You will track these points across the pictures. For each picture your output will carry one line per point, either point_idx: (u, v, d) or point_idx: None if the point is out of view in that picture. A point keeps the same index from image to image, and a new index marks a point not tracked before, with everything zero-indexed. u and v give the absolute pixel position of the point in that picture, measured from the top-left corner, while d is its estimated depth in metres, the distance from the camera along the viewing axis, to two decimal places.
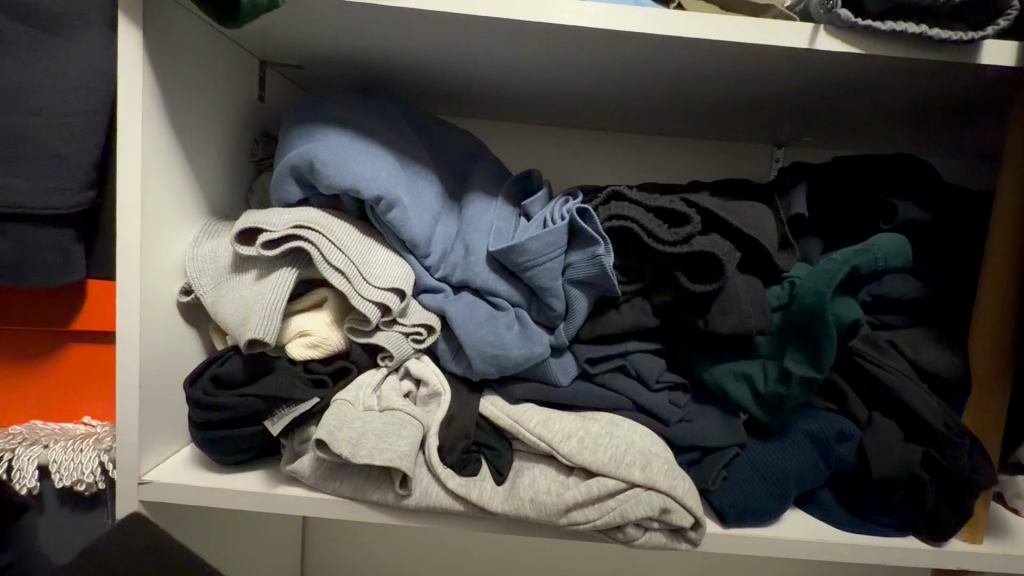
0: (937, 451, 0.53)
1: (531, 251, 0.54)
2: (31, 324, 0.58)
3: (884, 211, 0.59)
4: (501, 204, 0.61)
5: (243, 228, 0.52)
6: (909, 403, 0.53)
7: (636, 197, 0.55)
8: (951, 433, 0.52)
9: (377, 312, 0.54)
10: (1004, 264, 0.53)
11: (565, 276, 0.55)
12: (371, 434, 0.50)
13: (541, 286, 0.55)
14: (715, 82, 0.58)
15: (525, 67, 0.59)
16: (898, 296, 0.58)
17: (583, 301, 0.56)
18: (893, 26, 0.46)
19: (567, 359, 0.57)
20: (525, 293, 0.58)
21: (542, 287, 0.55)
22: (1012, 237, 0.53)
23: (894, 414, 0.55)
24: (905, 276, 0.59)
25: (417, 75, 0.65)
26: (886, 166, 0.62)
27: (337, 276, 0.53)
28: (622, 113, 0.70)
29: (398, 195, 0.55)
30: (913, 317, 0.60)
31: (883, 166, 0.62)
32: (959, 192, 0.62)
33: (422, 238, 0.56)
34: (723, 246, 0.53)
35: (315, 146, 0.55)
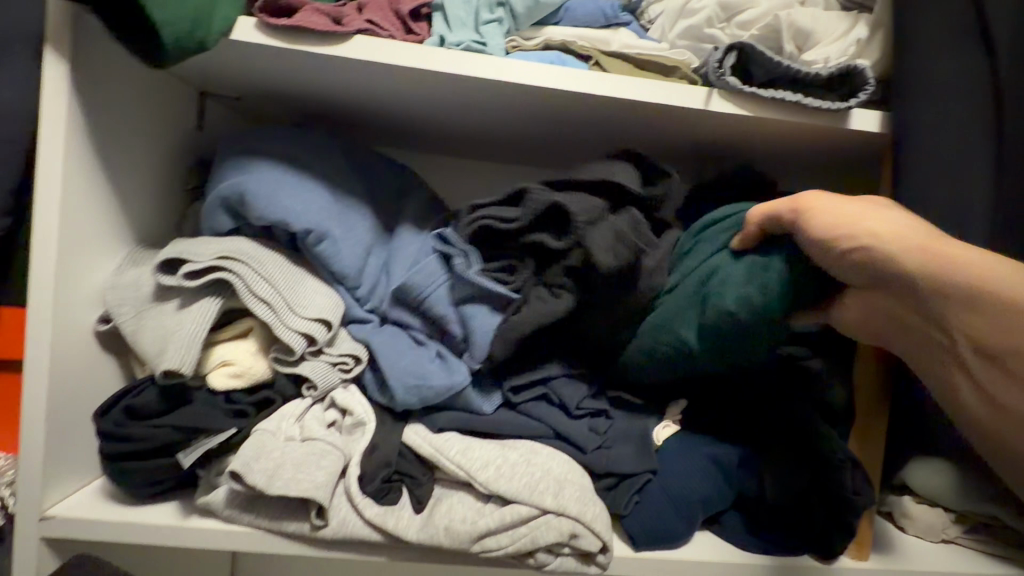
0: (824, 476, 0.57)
1: (414, 285, 0.57)
2: None
3: None
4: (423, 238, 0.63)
5: (168, 258, 0.53)
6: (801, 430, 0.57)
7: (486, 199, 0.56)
8: (836, 460, 0.56)
9: (303, 343, 0.54)
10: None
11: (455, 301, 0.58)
12: (289, 464, 0.51)
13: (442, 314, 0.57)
14: (633, 132, 0.63)
15: (459, 111, 0.62)
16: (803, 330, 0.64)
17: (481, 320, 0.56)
18: (774, 94, 0.53)
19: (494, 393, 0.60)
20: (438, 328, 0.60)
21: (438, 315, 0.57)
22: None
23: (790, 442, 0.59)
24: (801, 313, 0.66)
25: (356, 111, 0.67)
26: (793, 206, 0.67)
27: (261, 307, 0.53)
28: (555, 153, 0.74)
29: (328, 229, 0.57)
30: None
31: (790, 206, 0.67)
32: None
33: (351, 271, 0.58)
34: (582, 204, 0.51)
35: (249, 179, 0.57)
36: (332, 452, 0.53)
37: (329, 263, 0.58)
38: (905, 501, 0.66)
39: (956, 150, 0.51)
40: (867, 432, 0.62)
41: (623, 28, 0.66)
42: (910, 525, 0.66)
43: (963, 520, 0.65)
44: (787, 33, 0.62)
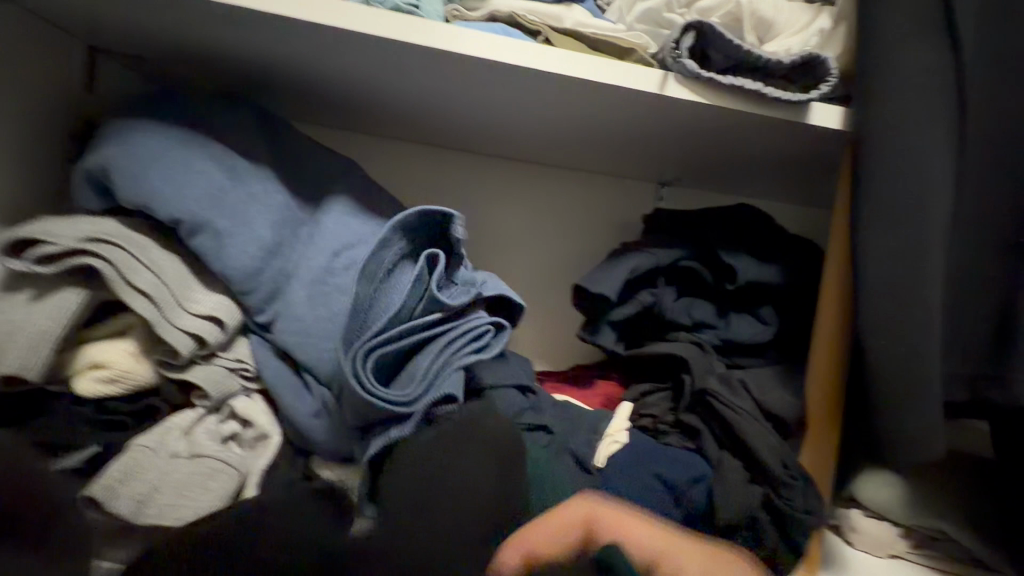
0: (775, 492, 0.54)
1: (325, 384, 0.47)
2: None
3: (727, 273, 0.64)
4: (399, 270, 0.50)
5: (19, 238, 0.43)
6: (752, 445, 0.55)
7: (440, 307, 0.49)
8: (788, 475, 0.54)
9: (191, 345, 0.47)
10: (838, 317, 0.56)
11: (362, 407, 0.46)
12: (167, 487, 0.43)
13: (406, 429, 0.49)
14: (584, 117, 0.58)
15: (391, 82, 0.55)
16: (746, 340, 0.63)
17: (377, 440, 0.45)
18: (733, 82, 0.49)
19: None
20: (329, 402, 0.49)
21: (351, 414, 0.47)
22: (839, 292, 0.57)
23: (741, 455, 0.57)
24: (751, 322, 0.64)
25: (273, 78, 0.59)
26: (729, 219, 0.69)
27: (140, 300, 0.46)
28: (503, 139, 0.68)
29: (210, 221, 0.49)
30: (758, 355, 0.65)
31: (727, 219, 0.69)
32: (793, 244, 0.69)
33: (239, 272, 0.49)
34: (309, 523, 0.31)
35: (133, 155, 0.49)
36: (227, 470, 0.46)
37: (214, 265, 0.49)
38: (852, 514, 0.64)
39: (917, 153, 0.48)
40: (821, 446, 0.59)
41: (578, 5, 0.61)
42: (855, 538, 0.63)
43: (908, 534, 0.63)
44: (748, 21, 0.58)
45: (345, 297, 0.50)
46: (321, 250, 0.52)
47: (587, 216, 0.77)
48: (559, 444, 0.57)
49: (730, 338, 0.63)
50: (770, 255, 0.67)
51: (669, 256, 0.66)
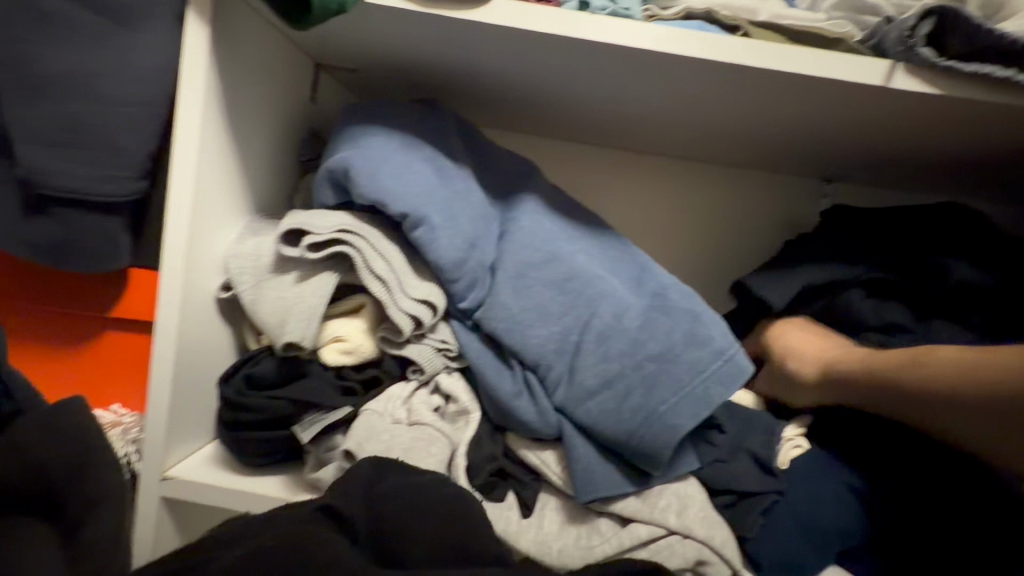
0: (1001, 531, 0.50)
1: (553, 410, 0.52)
2: (67, 309, 0.57)
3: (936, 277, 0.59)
4: (631, 295, 0.55)
5: (289, 228, 0.52)
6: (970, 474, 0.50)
7: (689, 364, 0.50)
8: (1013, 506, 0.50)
9: (412, 326, 0.53)
10: None
11: (584, 434, 0.51)
12: (398, 448, 0.49)
13: (615, 440, 0.50)
14: (777, 112, 0.57)
15: (581, 83, 0.58)
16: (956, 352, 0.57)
17: (604, 473, 0.50)
18: (976, 69, 0.45)
19: (549, 455, 0.52)
20: (538, 410, 0.52)
21: (575, 433, 0.51)
22: None
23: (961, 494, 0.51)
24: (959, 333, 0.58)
25: (466, 85, 0.64)
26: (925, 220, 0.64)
27: (376, 284, 0.52)
28: (672, 137, 0.68)
29: (427, 215, 0.53)
30: None
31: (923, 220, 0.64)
32: (1006, 247, 0.62)
33: (449, 262, 0.53)
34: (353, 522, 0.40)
35: (363, 157, 0.55)
36: (442, 440, 0.51)
37: (429, 254, 0.53)
38: None
39: None
40: None
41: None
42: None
43: None
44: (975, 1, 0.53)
45: (548, 289, 0.54)
46: (521, 245, 0.55)
47: (750, 214, 0.75)
48: (735, 444, 0.55)
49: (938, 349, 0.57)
50: (980, 261, 0.60)
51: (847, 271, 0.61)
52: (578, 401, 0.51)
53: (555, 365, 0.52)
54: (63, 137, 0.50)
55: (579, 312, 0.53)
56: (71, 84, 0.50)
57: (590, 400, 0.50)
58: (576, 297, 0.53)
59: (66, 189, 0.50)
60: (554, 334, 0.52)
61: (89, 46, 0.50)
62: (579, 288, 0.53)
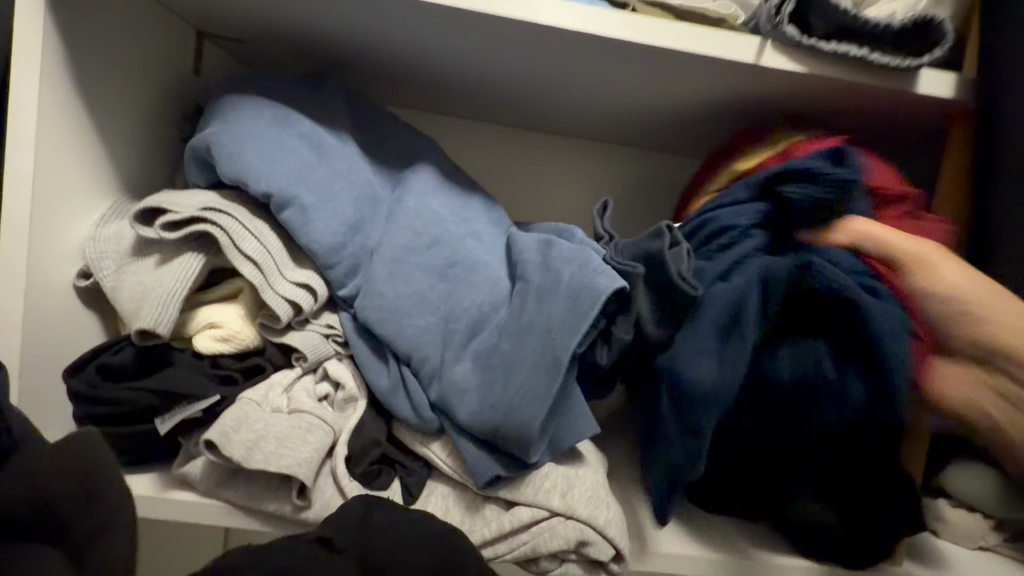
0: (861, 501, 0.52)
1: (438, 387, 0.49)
2: None
3: None
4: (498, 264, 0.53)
5: (147, 207, 0.48)
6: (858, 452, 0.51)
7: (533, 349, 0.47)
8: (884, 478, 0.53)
9: (288, 310, 0.50)
10: None
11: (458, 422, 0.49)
12: (271, 438, 0.46)
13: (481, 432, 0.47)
14: (664, 91, 0.57)
15: (471, 57, 0.56)
16: None
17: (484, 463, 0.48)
18: (836, 48, 0.46)
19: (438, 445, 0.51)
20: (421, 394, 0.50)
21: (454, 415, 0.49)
22: None
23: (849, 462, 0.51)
24: None
25: (354, 57, 0.62)
26: None
27: (247, 266, 0.49)
28: (576, 117, 0.68)
29: (296, 194, 0.50)
30: None
31: None
32: None
33: (324, 246, 0.51)
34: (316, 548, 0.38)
35: (234, 134, 0.52)
36: (322, 427, 0.48)
37: (303, 240, 0.50)
38: (940, 506, 0.59)
39: None
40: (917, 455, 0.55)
41: None
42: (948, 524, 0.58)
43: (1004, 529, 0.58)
44: None
45: (426, 273, 0.51)
46: (402, 226, 0.53)
47: (656, 194, 0.76)
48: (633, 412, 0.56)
49: None
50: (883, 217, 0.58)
51: None
52: (466, 399, 0.48)
53: (436, 359, 0.50)
54: None
55: (461, 297, 0.51)
56: None
57: (462, 381, 0.48)
58: (459, 283, 0.51)
59: None
60: (434, 324, 0.50)
61: None
62: (462, 273, 0.52)
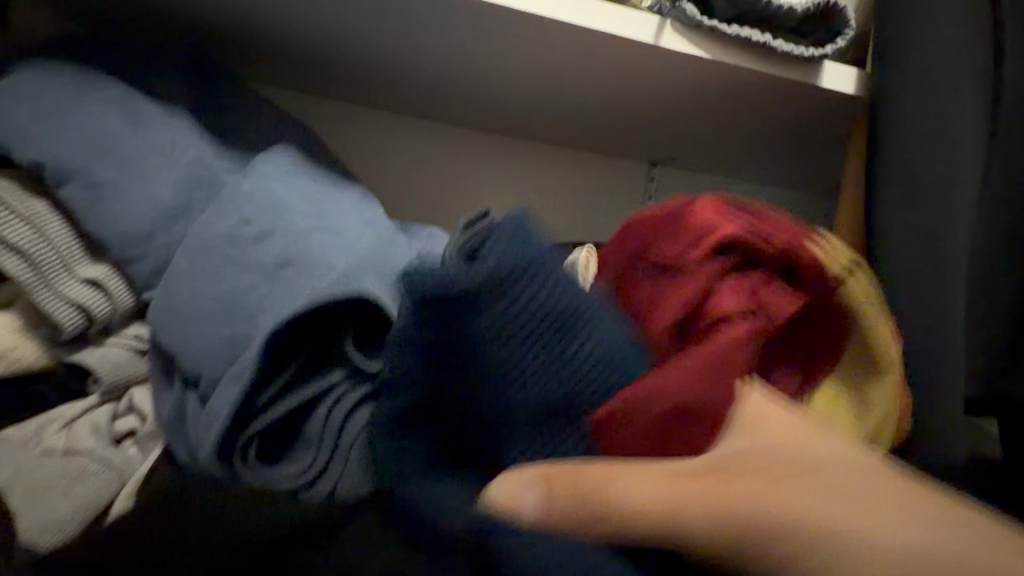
0: None
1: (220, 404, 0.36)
2: None
3: None
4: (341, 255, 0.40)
5: None
6: None
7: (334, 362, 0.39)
8: None
9: (70, 317, 0.39)
10: None
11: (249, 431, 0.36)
12: (18, 486, 0.35)
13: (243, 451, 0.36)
14: (569, 75, 0.52)
15: (349, 26, 0.48)
16: None
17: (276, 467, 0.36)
18: (738, 33, 0.43)
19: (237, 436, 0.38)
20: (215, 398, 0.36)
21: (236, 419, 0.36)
22: None
23: None
24: None
25: (212, 23, 0.51)
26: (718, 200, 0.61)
27: (13, 259, 0.38)
28: (482, 104, 0.61)
29: (85, 176, 0.40)
30: None
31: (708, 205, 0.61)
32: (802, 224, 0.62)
33: (122, 240, 0.40)
34: None
35: (19, 94, 0.41)
36: (102, 471, 0.37)
37: (85, 227, 0.40)
38: None
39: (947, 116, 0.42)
40: None
41: None
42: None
43: None
44: None
45: (242, 268, 0.39)
46: (225, 210, 0.41)
47: (569, 195, 0.71)
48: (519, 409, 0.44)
49: None
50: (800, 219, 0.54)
51: None
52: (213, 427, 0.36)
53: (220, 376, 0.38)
54: None
55: (273, 306, 0.38)
56: None
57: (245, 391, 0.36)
58: (283, 288, 0.39)
59: None
60: (225, 333, 0.38)
61: None
62: (294, 275, 0.39)
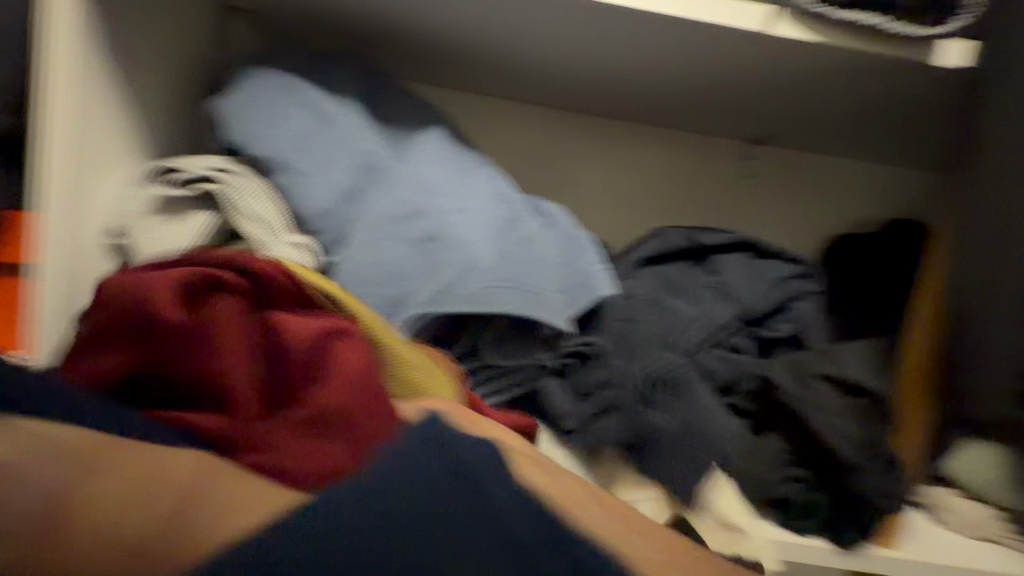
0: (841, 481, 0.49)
1: None
2: None
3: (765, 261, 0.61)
4: (483, 241, 0.50)
5: (166, 167, 0.52)
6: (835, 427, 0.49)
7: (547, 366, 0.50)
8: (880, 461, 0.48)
9: (285, 268, 0.50)
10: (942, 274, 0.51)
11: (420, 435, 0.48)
12: None
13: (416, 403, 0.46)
14: (688, 61, 0.55)
15: (487, 33, 0.57)
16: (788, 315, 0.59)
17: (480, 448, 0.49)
18: (855, 17, 0.45)
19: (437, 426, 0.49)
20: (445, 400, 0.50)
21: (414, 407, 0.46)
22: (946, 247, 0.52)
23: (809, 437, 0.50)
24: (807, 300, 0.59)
25: (374, 34, 0.61)
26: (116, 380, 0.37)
27: (251, 223, 0.50)
28: (598, 89, 0.67)
29: (290, 162, 0.51)
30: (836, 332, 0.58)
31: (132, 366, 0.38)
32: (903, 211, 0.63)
33: (314, 212, 0.51)
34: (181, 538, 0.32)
35: (241, 101, 0.53)
36: None
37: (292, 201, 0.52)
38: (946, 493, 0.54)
39: None
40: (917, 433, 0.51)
41: None
42: (944, 520, 0.54)
43: None
44: None
45: (402, 244, 0.49)
46: (392, 195, 0.51)
47: (668, 174, 0.74)
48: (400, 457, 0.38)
49: (793, 328, 0.58)
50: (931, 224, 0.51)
51: (720, 233, 0.62)
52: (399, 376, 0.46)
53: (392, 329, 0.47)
54: None
55: (428, 275, 0.48)
56: None
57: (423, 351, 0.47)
58: (431, 258, 0.49)
59: None
60: (387, 292, 0.48)
61: None
62: (440, 247, 0.49)
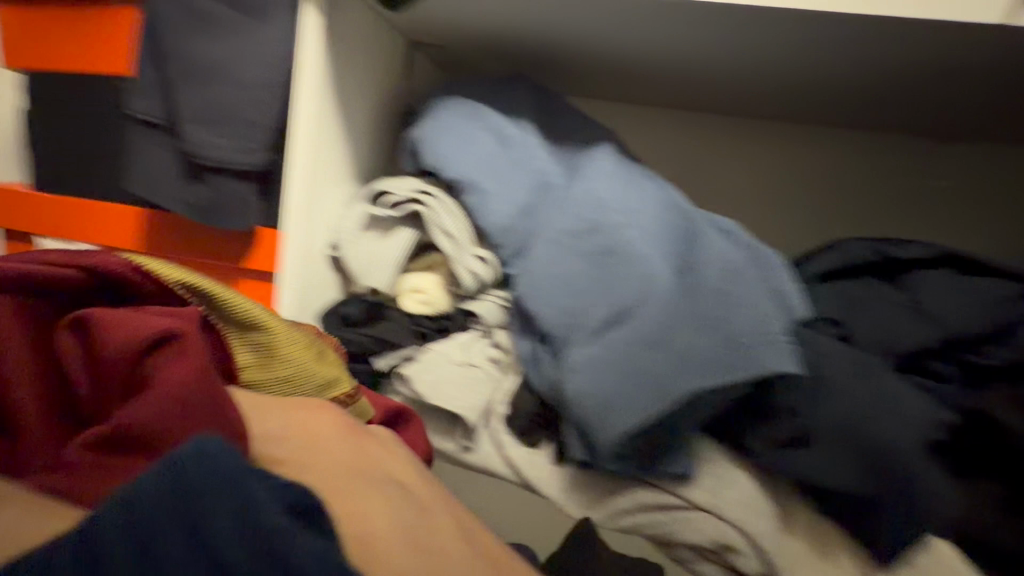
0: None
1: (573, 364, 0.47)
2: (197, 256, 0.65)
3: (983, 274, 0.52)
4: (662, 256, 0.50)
5: (376, 191, 0.61)
6: None
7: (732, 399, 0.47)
8: None
9: (472, 279, 0.57)
10: None
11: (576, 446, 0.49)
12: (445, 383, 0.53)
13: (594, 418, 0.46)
14: (899, 60, 0.50)
15: (665, 50, 0.57)
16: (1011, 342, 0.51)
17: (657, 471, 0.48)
18: None
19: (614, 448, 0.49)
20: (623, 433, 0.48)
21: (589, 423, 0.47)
22: None
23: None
24: None
25: (549, 56, 0.64)
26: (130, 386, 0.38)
27: (445, 239, 0.57)
28: (776, 93, 0.63)
29: (478, 182, 0.56)
30: None
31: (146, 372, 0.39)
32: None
33: (497, 227, 0.56)
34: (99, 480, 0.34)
35: (436, 128, 0.60)
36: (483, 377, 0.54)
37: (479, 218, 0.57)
38: None
39: None
40: None
41: None
42: None
43: None
44: None
45: (581, 258, 0.51)
46: (571, 210, 0.54)
47: None
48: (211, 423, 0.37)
49: None
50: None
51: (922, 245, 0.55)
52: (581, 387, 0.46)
53: (573, 340, 0.49)
54: (207, 115, 0.58)
55: (607, 287, 0.49)
56: (207, 71, 0.57)
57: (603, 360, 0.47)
58: (609, 272, 0.50)
59: (213, 158, 0.58)
60: (568, 304, 0.50)
61: (226, 34, 0.57)
62: (619, 260, 0.50)
